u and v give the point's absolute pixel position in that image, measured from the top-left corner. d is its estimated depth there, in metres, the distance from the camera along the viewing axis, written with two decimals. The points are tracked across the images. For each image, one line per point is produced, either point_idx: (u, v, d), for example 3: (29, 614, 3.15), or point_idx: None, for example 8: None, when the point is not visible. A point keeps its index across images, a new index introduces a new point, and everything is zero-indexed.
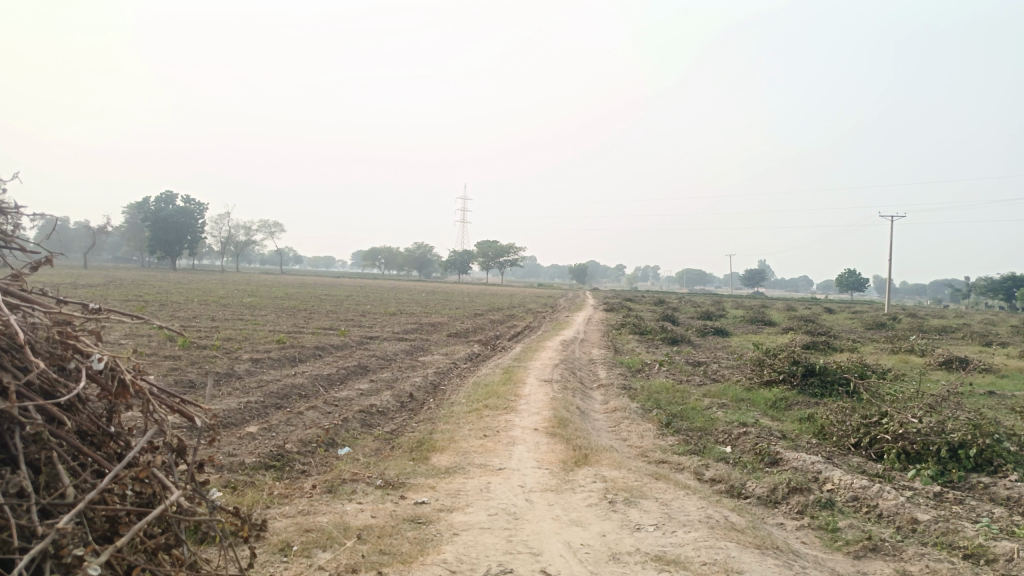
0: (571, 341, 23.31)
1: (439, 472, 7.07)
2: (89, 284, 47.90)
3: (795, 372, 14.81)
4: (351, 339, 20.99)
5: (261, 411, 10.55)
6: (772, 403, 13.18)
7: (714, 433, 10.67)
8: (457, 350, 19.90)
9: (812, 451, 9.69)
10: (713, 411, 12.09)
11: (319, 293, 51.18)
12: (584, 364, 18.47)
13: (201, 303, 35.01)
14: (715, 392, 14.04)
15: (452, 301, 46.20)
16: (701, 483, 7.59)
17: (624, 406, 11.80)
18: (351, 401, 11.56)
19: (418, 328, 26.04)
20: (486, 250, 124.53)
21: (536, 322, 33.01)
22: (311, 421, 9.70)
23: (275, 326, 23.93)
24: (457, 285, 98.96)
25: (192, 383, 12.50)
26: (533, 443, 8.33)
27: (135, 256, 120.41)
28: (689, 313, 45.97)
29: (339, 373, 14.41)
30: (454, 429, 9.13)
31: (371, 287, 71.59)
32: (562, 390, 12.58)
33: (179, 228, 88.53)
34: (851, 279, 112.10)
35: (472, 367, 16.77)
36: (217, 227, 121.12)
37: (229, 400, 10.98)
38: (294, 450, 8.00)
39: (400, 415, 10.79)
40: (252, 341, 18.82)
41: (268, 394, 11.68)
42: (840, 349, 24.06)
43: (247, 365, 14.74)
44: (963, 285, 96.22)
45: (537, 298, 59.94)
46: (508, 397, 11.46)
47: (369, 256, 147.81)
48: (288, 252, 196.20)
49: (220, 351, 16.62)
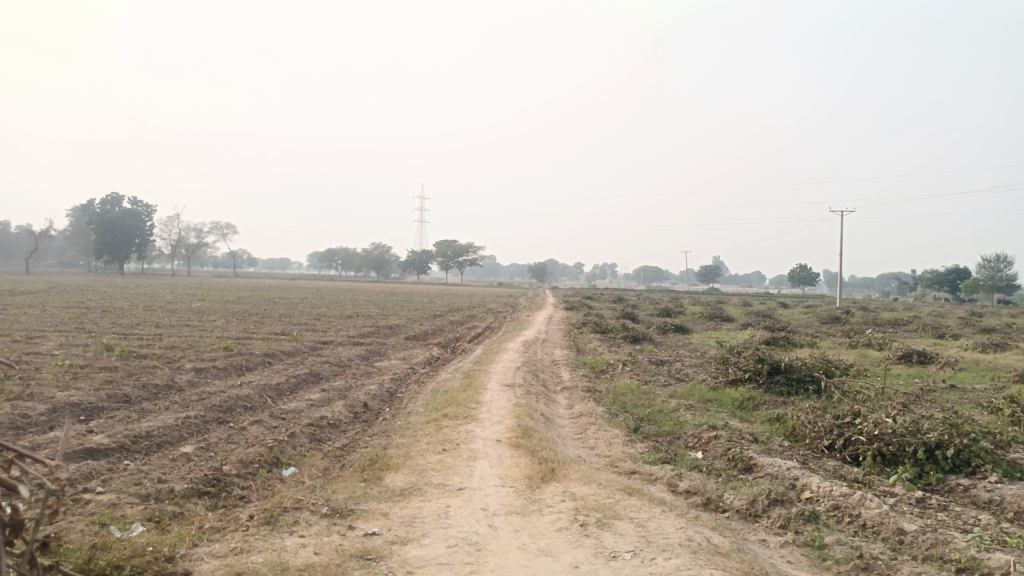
0: (533, 342, 22.78)
1: (393, 494, 6.44)
2: (28, 292, 45.54)
3: (761, 370, 14.50)
4: (304, 344, 20.08)
5: (201, 427, 9.75)
6: (739, 403, 12.83)
7: (683, 438, 10.24)
8: (415, 354, 19.21)
9: (786, 455, 9.29)
10: (681, 413, 11.65)
11: (274, 296, 49.68)
12: (546, 365, 17.95)
13: (147, 309, 33.48)
14: (681, 393, 13.63)
15: (411, 302, 45.26)
16: (676, 496, 7.10)
17: (590, 410, 11.28)
18: (300, 413, 10.78)
19: (375, 331, 25.20)
20: (445, 249, 123.59)
21: (496, 322, 32.42)
22: (255, 438, 8.94)
23: (223, 331, 22.83)
24: (416, 285, 97.73)
25: (127, 397, 11.59)
26: (495, 456, 7.74)
27: (80, 259, 116.17)
28: (648, 310, 45.89)
29: (289, 382, 13.60)
30: (410, 443, 8.48)
31: (328, 288, 70.08)
32: (524, 395, 12.02)
33: (127, 232, 85.56)
34: (803, 274, 114.14)
35: (430, 372, 16.10)
36: (167, 230, 117.68)
37: (166, 416, 10.13)
38: (233, 473, 7.27)
39: (353, 428, 10.09)
40: (197, 349, 17.80)
41: (210, 408, 10.83)
42: (801, 345, 24.00)
43: (189, 376, 13.80)
44: (911, 279, 98.73)
45: (497, 298, 59.29)
46: (468, 404, 10.84)
47: (326, 257, 145.64)
48: (242, 255, 192.20)
49: (162, 360, 15.61)
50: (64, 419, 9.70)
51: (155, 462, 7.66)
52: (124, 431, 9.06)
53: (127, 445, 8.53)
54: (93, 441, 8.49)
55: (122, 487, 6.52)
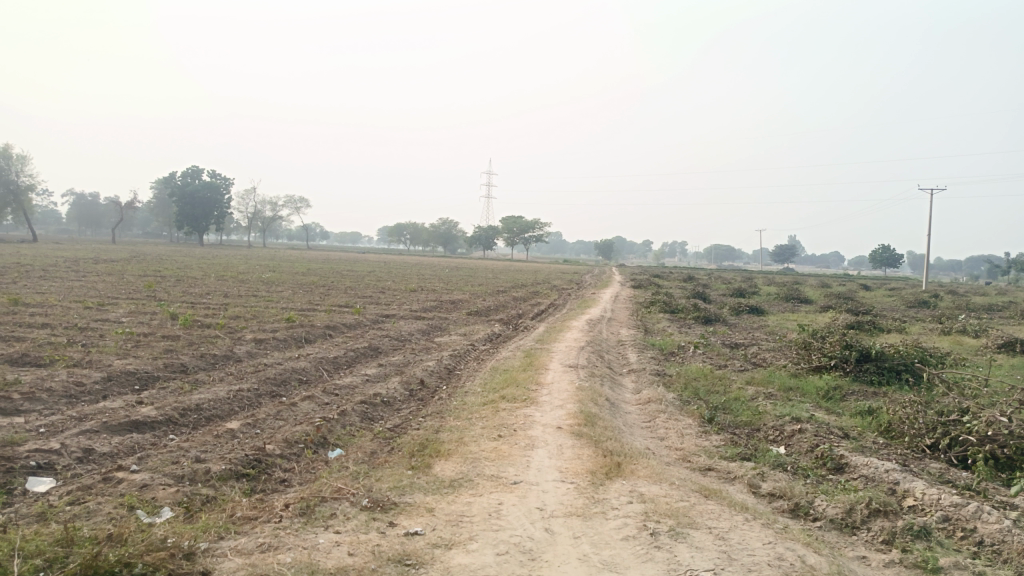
0: (598, 320, 21.94)
1: (442, 485, 5.85)
2: (111, 260, 47.17)
3: (849, 357, 13.34)
4: (366, 317, 19.84)
5: (252, 401, 9.42)
6: (824, 393, 11.78)
7: (764, 431, 9.35)
8: (477, 330, 18.71)
9: (882, 454, 8.30)
10: (760, 403, 10.73)
11: (342, 269, 50.11)
12: (612, 345, 17.18)
13: (218, 279, 34.10)
14: (759, 379, 12.66)
15: (476, 278, 44.86)
16: (758, 500, 6.28)
17: (660, 396, 10.47)
18: (354, 389, 10.34)
19: (437, 306, 24.85)
20: (511, 225, 123.27)
21: (561, 299, 31.65)
22: (305, 415, 8.52)
23: (288, 303, 22.82)
24: (482, 260, 97.65)
25: (185, 367, 11.41)
26: (556, 446, 7.07)
27: (163, 231, 120.95)
28: (720, 290, 44.21)
29: (347, 356, 13.26)
30: (465, 426, 7.88)
31: (394, 262, 70.58)
32: (589, 377, 11.30)
33: (206, 204, 88.14)
34: (884, 254, 108.84)
35: (491, 349, 15.53)
36: (243, 202, 121.09)
37: (218, 388, 9.84)
38: (276, 453, 6.83)
39: (407, 406, 9.57)
40: (260, 319, 17.75)
41: (264, 381, 10.52)
42: (888, 330, 22.35)
43: (247, 347, 13.62)
44: (1004, 263, 92.66)
45: (563, 275, 58.32)
46: (528, 386, 10.19)
47: (396, 231, 147.62)
48: (314, 229, 196.79)
49: (224, 330, 15.52)
50: (117, 388, 9.53)
51: (199, 438, 7.31)
52: (173, 404, 8.79)
53: (174, 418, 8.24)
54: (141, 413, 8.23)
55: (158, 466, 6.16)
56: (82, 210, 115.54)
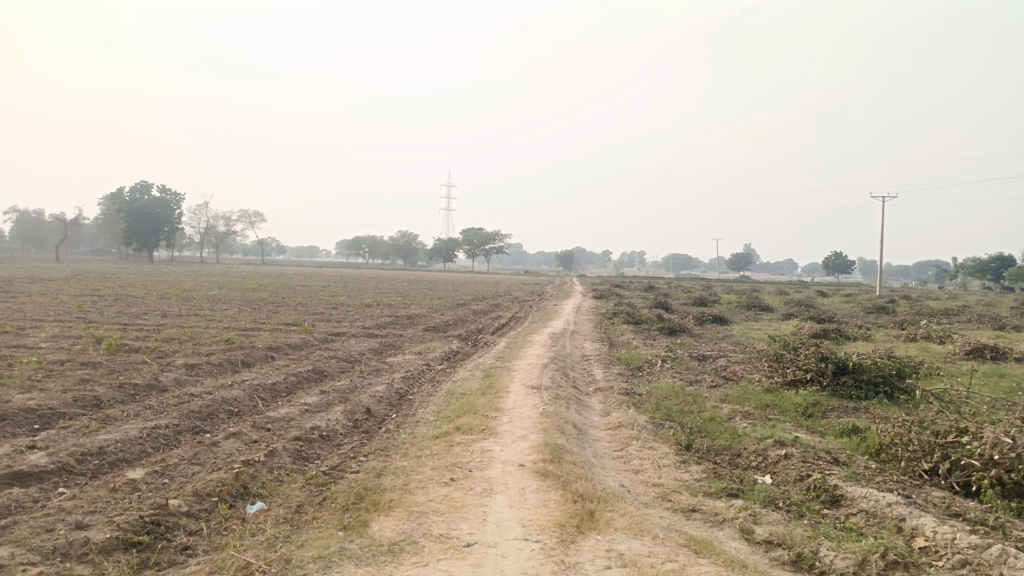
0: (561, 334, 20.97)
1: (380, 552, 4.79)
2: (49, 279, 44.69)
3: (825, 370, 12.61)
4: (314, 336, 18.55)
5: (168, 442, 8.20)
6: (803, 410, 11.01)
7: (747, 458, 8.48)
8: (433, 347, 17.61)
9: (879, 482, 7.49)
10: (738, 424, 9.90)
11: (296, 284, 48.45)
12: (577, 361, 16.26)
13: (160, 297, 32.28)
14: (733, 397, 11.84)
15: (435, 291, 43.59)
16: (754, 554, 5.36)
17: (630, 419, 9.55)
18: (290, 421, 9.17)
19: (393, 322, 23.60)
20: (471, 237, 122.18)
21: (522, 312, 30.64)
22: (226, 457, 7.35)
23: (231, 322, 21.37)
24: (442, 273, 96.19)
25: (99, 400, 10.09)
26: (518, 491, 6.07)
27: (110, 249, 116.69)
28: (681, 300, 43.78)
29: (288, 382, 12.05)
30: (413, 467, 6.81)
31: (351, 276, 68.92)
32: (553, 399, 10.33)
33: (155, 219, 85.22)
34: (838, 261, 110.54)
35: (447, 370, 14.43)
36: (195, 218, 117.76)
37: (130, 426, 8.58)
38: (181, 512, 5.68)
39: (350, 441, 8.44)
40: (196, 342, 16.34)
41: (186, 416, 9.28)
42: (855, 339, 21.86)
43: (176, 375, 12.26)
44: (952, 267, 94.70)
45: (523, 286, 57.35)
46: (487, 413, 9.17)
47: (354, 244, 145.36)
48: (270, 244, 193.18)
49: (152, 355, 14.12)
50: (10, 428, 8.21)
51: (92, 492, 6.09)
52: (71, 448, 7.52)
53: (68, 466, 6.99)
54: (28, 461, 6.95)
55: (25, 537, 4.95)
56: (25, 227, 111.08)
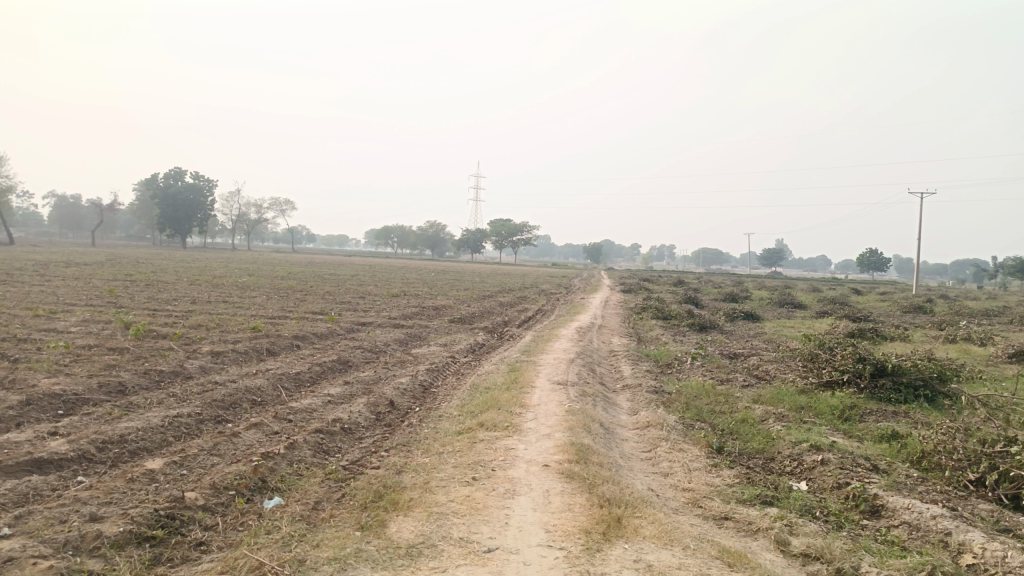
0: (588, 328, 20.67)
1: (398, 554, 4.61)
2: (84, 263, 45.47)
3: (862, 372, 12.18)
4: (341, 326, 18.51)
5: (190, 431, 8.12)
6: (839, 413, 10.63)
7: (781, 463, 8.17)
8: (459, 339, 17.46)
9: (921, 492, 7.13)
10: (772, 427, 9.57)
11: (325, 273, 48.71)
12: (604, 357, 15.98)
13: (191, 283, 32.58)
14: (766, 397, 11.48)
15: (462, 282, 43.48)
16: (790, 568, 5.09)
17: (659, 419, 9.27)
18: (312, 413, 9.04)
19: (419, 313, 23.51)
20: (499, 228, 121.98)
21: (549, 305, 30.36)
22: (246, 449, 7.23)
23: (259, 310, 21.40)
24: (470, 264, 96.23)
25: (123, 386, 10.07)
26: (542, 493, 5.85)
27: (145, 235, 118.64)
28: (711, 295, 43.18)
29: (312, 372, 11.97)
30: (434, 465, 6.63)
31: (379, 266, 69.19)
32: (580, 396, 10.09)
33: (188, 206, 86.34)
34: (873, 259, 108.36)
35: (473, 363, 14.24)
36: (228, 205, 119.17)
37: (152, 414, 8.52)
38: (197, 505, 5.55)
39: (372, 434, 8.28)
40: (223, 329, 16.35)
41: (209, 405, 9.21)
42: (891, 339, 21.23)
43: (201, 362, 12.24)
44: (991, 266, 92.21)
45: (551, 278, 57.04)
46: (512, 409, 8.96)
47: (383, 234, 146.11)
48: (301, 232, 195.25)
49: (179, 342, 14.14)
50: (34, 413, 8.18)
51: (109, 482, 6.00)
52: (92, 435, 7.45)
53: (88, 454, 6.92)
54: (48, 448, 6.89)
55: (37, 529, 4.84)
56: (63, 212, 113.39)
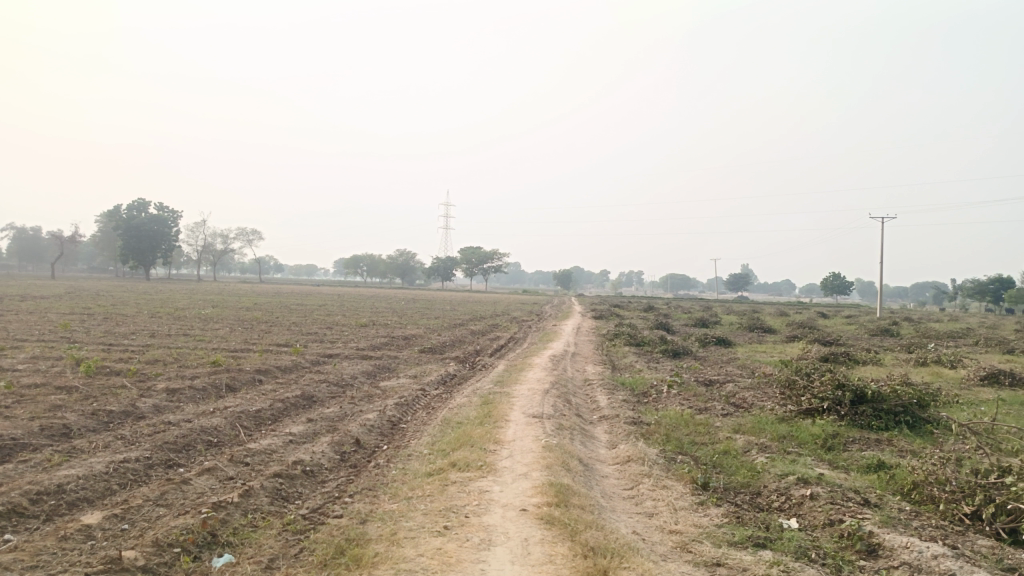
0: (561, 356, 20.24)
1: None
2: (40, 296, 43.95)
3: (843, 399, 11.93)
4: (306, 358, 17.83)
5: (137, 478, 7.49)
6: (822, 442, 10.32)
7: (768, 499, 7.78)
8: (429, 371, 16.91)
9: (917, 528, 6.79)
10: (756, 459, 9.21)
11: (292, 303, 47.75)
12: (578, 387, 15.55)
13: (151, 315, 31.52)
14: (747, 427, 11.13)
15: (432, 311, 42.84)
16: None
17: (640, 453, 8.85)
18: (272, 454, 8.45)
19: (388, 343, 22.87)
20: (469, 256, 121.55)
21: (521, 333, 29.91)
22: (197, 498, 6.64)
23: (221, 342, 20.62)
24: (440, 292, 95.38)
25: (68, 429, 9.37)
26: (521, 542, 5.38)
27: (106, 266, 115.89)
28: (682, 320, 43.09)
29: (274, 409, 11.34)
30: (403, 512, 6.12)
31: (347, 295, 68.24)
32: (556, 430, 9.63)
33: (152, 237, 84.62)
34: (837, 283, 109.95)
35: (443, 396, 13.71)
36: (193, 235, 117.20)
37: (97, 460, 7.86)
38: (136, 567, 4.96)
39: (335, 477, 7.73)
40: (181, 364, 15.59)
41: (160, 448, 8.56)
42: (865, 363, 21.13)
43: (155, 401, 11.53)
44: (952, 289, 93.97)
45: (522, 306, 56.64)
46: (485, 446, 8.49)
47: (352, 263, 144.80)
48: (268, 262, 192.75)
49: (132, 379, 13.40)
50: None
51: (39, 541, 5.37)
52: (26, 485, 6.79)
53: (20, 508, 6.26)
54: None
55: None
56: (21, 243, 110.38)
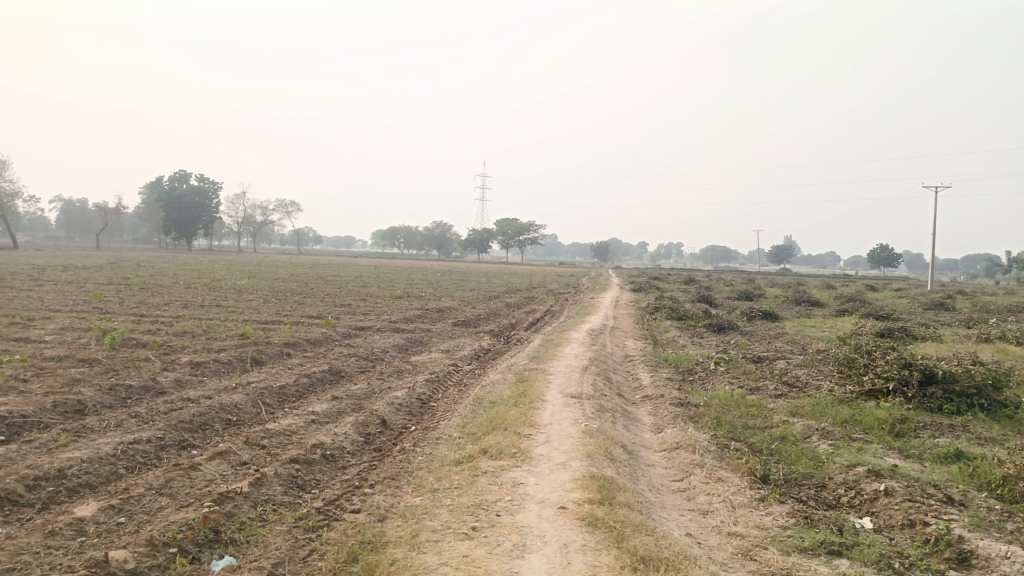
0: (600, 331, 19.37)
1: None
2: (82, 268, 44.50)
3: (910, 379, 10.94)
4: (337, 331, 17.34)
5: (145, 462, 6.96)
6: (890, 428, 9.39)
7: (837, 494, 6.95)
8: (463, 345, 16.29)
9: (1014, 533, 5.89)
10: (818, 447, 8.35)
11: (329, 274, 47.62)
12: (619, 363, 14.78)
13: (187, 286, 31.42)
14: (805, 410, 10.24)
15: (467, 283, 42.22)
16: None
17: (689, 439, 8.05)
18: (291, 435, 7.88)
19: (422, 315, 22.33)
20: (506, 228, 120.94)
21: (558, 306, 29.21)
22: (204, 487, 6.06)
23: (252, 314, 20.28)
24: (476, 265, 94.91)
25: (83, 405, 8.92)
26: (558, 548, 4.68)
27: (150, 238, 118.10)
28: (724, 293, 41.97)
29: (298, 384, 10.81)
30: (426, 509, 5.46)
31: (384, 267, 67.99)
32: (597, 413, 8.88)
33: (193, 209, 85.40)
34: (883, 254, 106.24)
35: (476, 372, 13.06)
36: (233, 207, 118.29)
37: (105, 441, 7.36)
38: (123, 571, 4.38)
39: (357, 463, 7.12)
40: (210, 336, 15.20)
41: (174, 428, 8.05)
42: (923, 339, 19.90)
43: (176, 375, 11.08)
44: (1007, 261, 90.21)
45: (559, 279, 55.61)
46: (519, 431, 7.79)
47: (389, 234, 145.38)
48: (307, 234, 194.97)
49: (157, 352, 13.00)
50: None
51: (22, 538, 4.82)
52: (25, 469, 6.29)
53: (13, 495, 5.74)
54: None
55: None
56: (69, 216, 113.07)
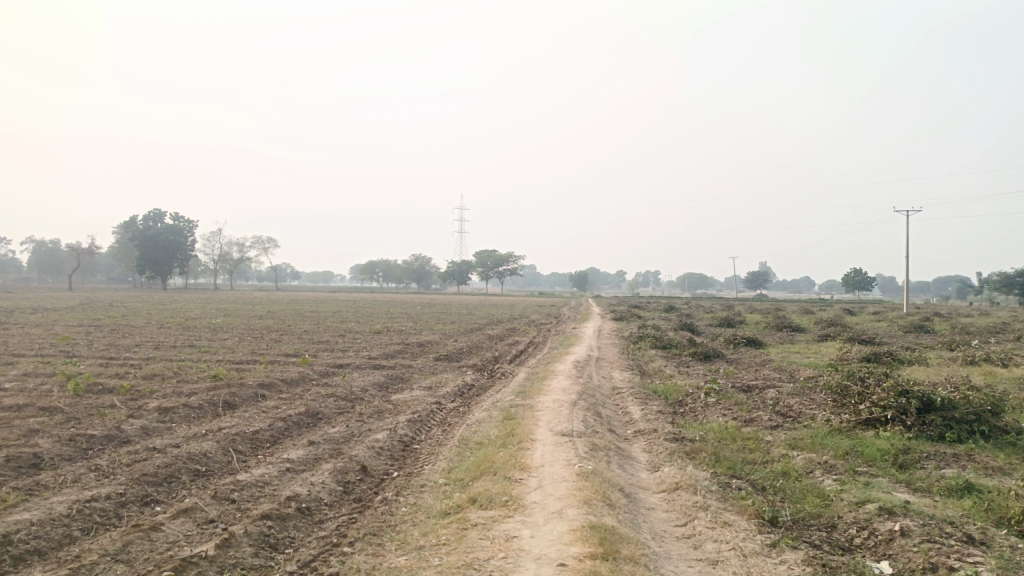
0: (585, 363, 18.91)
1: None
2: (52, 308, 43.39)
3: (908, 407, 10.62)
4: (314, 369, 16.73)
5: (103, 522, 6.36)
6: (894, 460, 9.02)
7: (850, 535, 6.53)
8: (445, 381, 15.76)
9: None
10: (823, 483, 7.94)
11: (306, 310, 46.86)
12: (607, 396, 14.33)
13: (159, 327, 30.50)
14: (804, 442, 9.85)
15: (448, 315, 41.69)
16: None
17: (689, 479, 7.61)
18: (265, 487, 7.33)
19: (402, 351, 21.76)
20: (485, 260, 120.85)
21: (541, 337, 28.78)
22: (167, 551, 5.50)
23: (227, 354, 19.64)
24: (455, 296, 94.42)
25: (38, 459, 8.28)
26: None
27: (124, 277, 116.30)
28: (706, 320, 41.80)
29: (273, 429, 10.23)
30: (412, 571, 4.95)
31: (362, 302, 67.24)
32: (590, 452, 8.42)
33: (168, 247, 84.08)
34: (857, 279, 107.50)
35: (460, 410, 12.54)
36: (208, 244, 116.92)
37: (60, 500, 6.75)
38: None
39: (336, 516, 6.58)
40: (181, 379, 14.53)
41: (136, 482, 7.45)
42: (910, 363, 19.70)
43: (143, 423, 10.44)
44: (979, 282, 91.50)
45: (540, 309, 55.26)
46: (509, 475, 7.31)
47: (368, 268, 144.64)
48: (284, 269, 193.46)
49: (123, 397, 12.33)
50: None
51: None
52: None
53: None
54: None
55: None
56: (40, 256, 111.13)
